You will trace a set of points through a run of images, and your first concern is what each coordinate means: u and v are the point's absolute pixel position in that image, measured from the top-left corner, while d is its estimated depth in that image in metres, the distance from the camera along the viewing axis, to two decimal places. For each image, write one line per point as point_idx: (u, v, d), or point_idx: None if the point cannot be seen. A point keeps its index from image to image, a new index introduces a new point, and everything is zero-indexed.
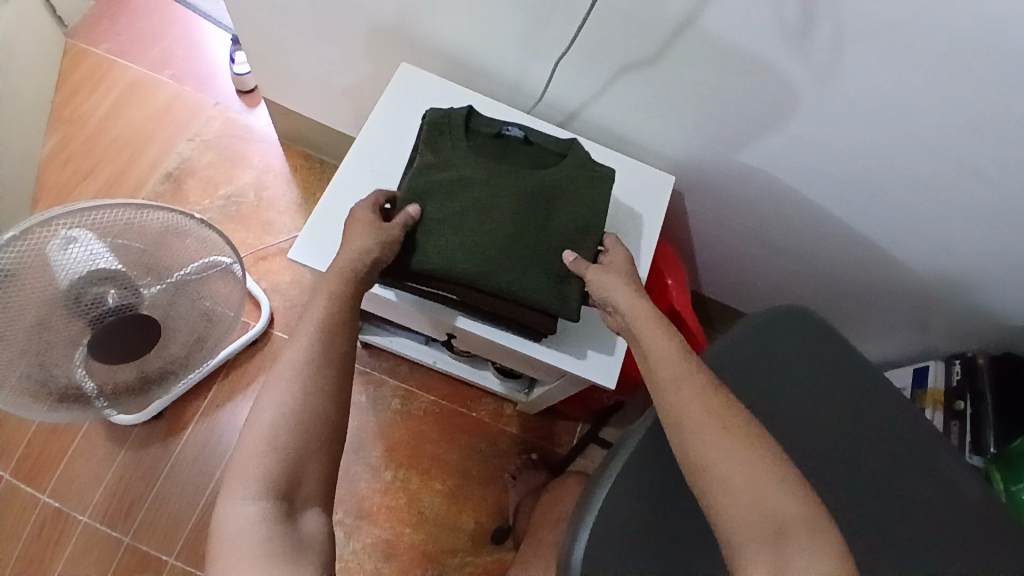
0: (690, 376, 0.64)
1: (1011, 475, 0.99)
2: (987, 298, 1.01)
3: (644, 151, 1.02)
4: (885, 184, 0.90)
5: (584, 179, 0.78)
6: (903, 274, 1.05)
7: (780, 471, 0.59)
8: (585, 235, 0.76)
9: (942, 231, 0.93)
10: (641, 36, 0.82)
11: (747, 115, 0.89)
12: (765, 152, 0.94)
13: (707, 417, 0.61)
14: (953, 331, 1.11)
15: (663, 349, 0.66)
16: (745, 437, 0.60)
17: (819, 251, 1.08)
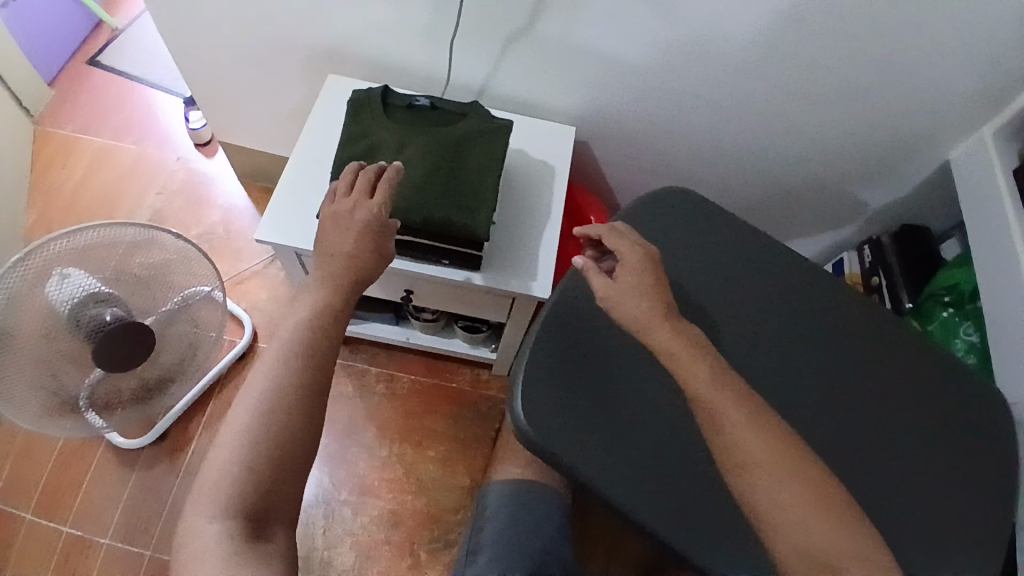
0: (739, 408, 0.65)
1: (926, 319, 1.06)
2: (870, 176, 1.16)
3: (548, 112, 1.18)
4: (752, 93, 1.06)
5: (482, 131, 0.91)
6: (793, 174, 1.20)
7: (827, 506, 0.62)
8: (487, 175, 0.89)
9: (812, 122, 1.08)
10: (515, 7, 0.99)
11: (621, 59, 1.05)
12: (645, 89, 1.09)
13: (762, 465, 0.62)
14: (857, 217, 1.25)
15: (713, 394, 0.66)
16: (795, 479, 0.62)
17: (722, 170, 1.23)
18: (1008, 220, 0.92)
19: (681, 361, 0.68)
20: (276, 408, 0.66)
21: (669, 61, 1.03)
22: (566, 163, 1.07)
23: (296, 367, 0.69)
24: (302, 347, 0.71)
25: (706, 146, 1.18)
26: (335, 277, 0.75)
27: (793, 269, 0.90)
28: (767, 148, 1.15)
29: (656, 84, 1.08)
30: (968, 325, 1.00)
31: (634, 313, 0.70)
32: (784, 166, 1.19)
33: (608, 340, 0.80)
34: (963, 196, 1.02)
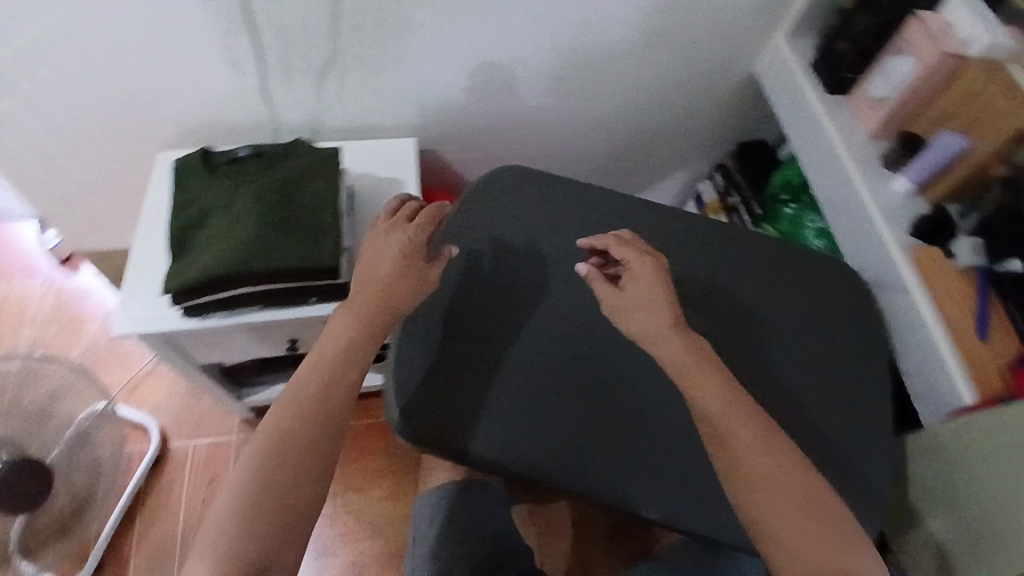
0: (749, 430, 0.67)
1: (777, 220, 1.14)
2: (699, 104, 1.22)
3: (391, 132, 1.16)
4: (571, 65, 1.09)
5: (308, 163, 0.92)
6: (635, 125, 1.25)
7: (828, 519, 0.63)
8: (324, 205, 0.89)
9: (631, 72, 1.13)
10: (313, 40, 0.95)
11: (436, 62, 1.03)
12: (471, 85, 1.09)
13: (768, 478, 0.65)
14: (705, 145, 1.32)
15: (724, 410, 0.68)
16: (798, 495, 0.64)
17: (570, 140, 1.26)
18: (817, 111, 0.99)
19: (696, 373, 0.70)
20: (278, 459, 0.63)
21: (484, 52, 1.04)
22: (413, 172, 1.07)
23: (304, 416, 0.65)
24: (313, 396, 0.67)
25: (547, 125, 1.22)
26: (368, 314, 0.72)
27: (638, 208, 0.93)
28: (603, 108, 1.20)
29: (479, 81, 1.09)
30: (811, 214, 1.09)
31: (646, 323, 0.73)
32: (623, 121, 1.23)
33: (475, 327, 0.81)
34: (777, 101, 1.10)
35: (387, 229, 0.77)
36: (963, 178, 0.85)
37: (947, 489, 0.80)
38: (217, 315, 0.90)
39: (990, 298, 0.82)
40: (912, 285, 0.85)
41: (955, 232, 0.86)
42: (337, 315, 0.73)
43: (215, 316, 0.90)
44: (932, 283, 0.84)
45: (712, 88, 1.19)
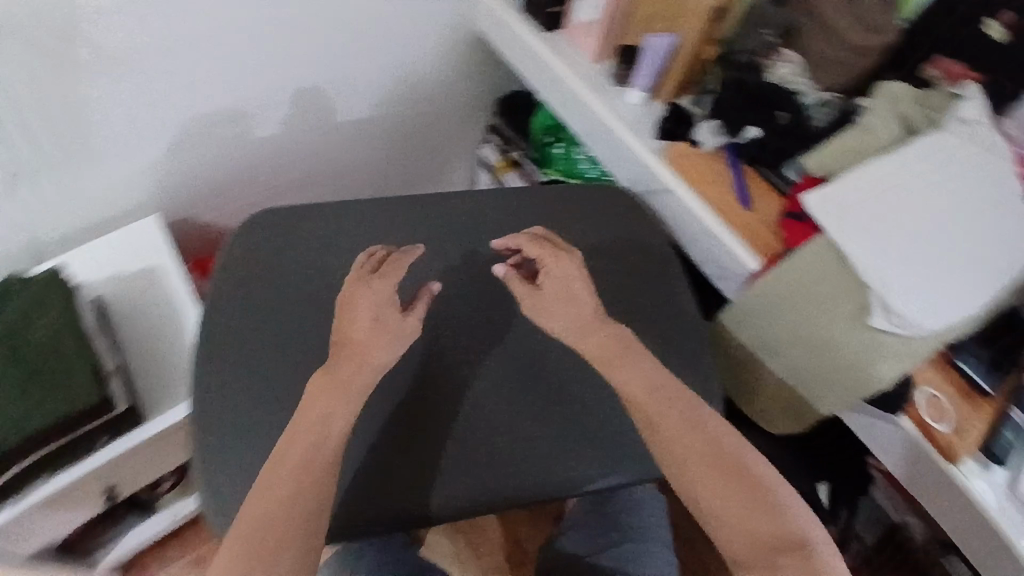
0: (678, 416, 0.67)
1: (552, 164, 1.17)
2: (440, 72, 1.17)
3: (125, 218, 1.02)
4: (295, 86, 1.01)
5: (21, 308, 0.85)
6: (391, 116, 1.18)
7: (759, 484, 0.63)
8: (61, 339, 0.84)
9: (358, 66, 1.05)
10: None
11: (135, 130, 0.91)
12: (193, 140, 0.98)
13: (695, 457, 0.65)
14: (469, 111, 1.30)
15: (649, 399, 0.68)
16: (730, 470, 0.63)
17: (336, 155, 1.18)
18: (539, 53, 1.00)
19: (614, 372, 0.71)
20: (263, 518, 0.61)
21: (189, 103, 0.93)
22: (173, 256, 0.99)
23: (292, 472, 0.63)
24: (302, 455, 0.64)
25: (302, 154, 1.14)
26: (345, 384, 0.68)
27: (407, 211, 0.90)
28: (352, 113, 1.12)
29: (201, 133, 0.98)
30: (577, 149, 1.14)
31: (564, 320, 0.72)
32: (377, 119, 1.17)
33: (396, 381, 0.80)
34: (506, 53, 1.07)
35: (361, 278, 0.73)
36: (683, 69, 0.90)
37: (763, 344, 0.82)
38: (20, 495, 0.82)
39: (742, 167, 0.86)
40: (673, 181, 0.88)
41: (692, 121, 0.90)
42: (321, 382, 0.69)
43: (16, 503, 0.82)
44: (689, 172, 0.87)
45: (446, 54, 1.15)
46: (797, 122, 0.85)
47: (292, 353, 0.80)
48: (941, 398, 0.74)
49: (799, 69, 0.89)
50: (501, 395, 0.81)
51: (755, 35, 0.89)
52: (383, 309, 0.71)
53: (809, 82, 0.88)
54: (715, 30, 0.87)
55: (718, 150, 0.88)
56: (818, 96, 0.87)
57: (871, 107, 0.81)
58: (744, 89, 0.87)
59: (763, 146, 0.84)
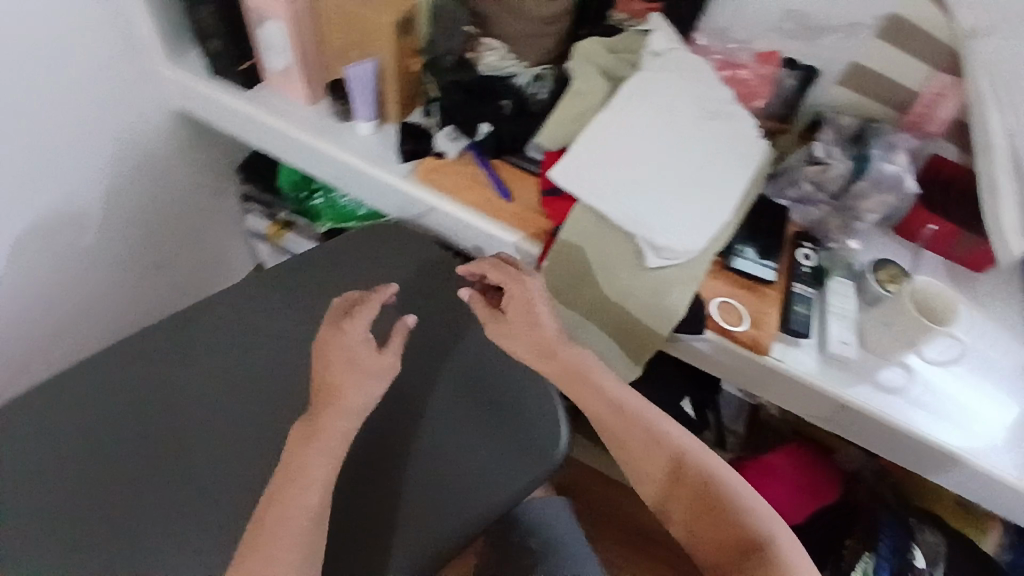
0: (646, 438, 0.70)
1: (318, 215, 1.12)
2: (163, 161, 1.09)
3: None
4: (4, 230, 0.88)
5: None
6: (127, 225, 1.08)
7: (719, 493, 0.66)
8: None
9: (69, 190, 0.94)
10: None
11: None
12: None
13: (660, 476, 0.68)
14: (212, 189, 1.22)
15: (611, 421, 0.71)
16: (696, 486, 0.66)
17: (84, 289, 1.06)
18: (251, 114, 0.93)
19: (580, 391, 0.73)
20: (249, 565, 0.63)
21: None
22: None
23: (277, 521, 0.64)
24: (291, 503, 0.66)
25: (44, 299, 0.99)
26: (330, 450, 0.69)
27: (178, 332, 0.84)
28: (84, 237, 1.01)
29: None
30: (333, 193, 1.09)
31: (524, 346, 0.74)
32: (115, 234, 1.07)
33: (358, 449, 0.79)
34: (211, 120, 1.01)
35: (336, 324, 0.74)
36: (396, 89, 0.87)
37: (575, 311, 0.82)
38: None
39: (492, 163, 0.88)
40: (432, 199, 0.87)
41: (430, 134, 0.90)
42: (307, 427, 0.70)
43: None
44: (446, 185, 0.87)
45: (158, 143, 1.06)
46: (520, 106, 0.88)
47: (102, 533, 0.72)
48: (732, 302, 0.78)
49: (504, 51, 0.89)
50: (373, 463, 0.78)
51: (450, 37, 0.88)
52: (356, 351, 0.72)
53: (517, 61, 0.90)
54: (412, 43, 0.85)
55: (463, 155, 0.88)
56: (531, 72, 0.89)
57: (574, 69, 0.84)
58: (462, 89, 0.87)
59: (501, 138, 0.87)
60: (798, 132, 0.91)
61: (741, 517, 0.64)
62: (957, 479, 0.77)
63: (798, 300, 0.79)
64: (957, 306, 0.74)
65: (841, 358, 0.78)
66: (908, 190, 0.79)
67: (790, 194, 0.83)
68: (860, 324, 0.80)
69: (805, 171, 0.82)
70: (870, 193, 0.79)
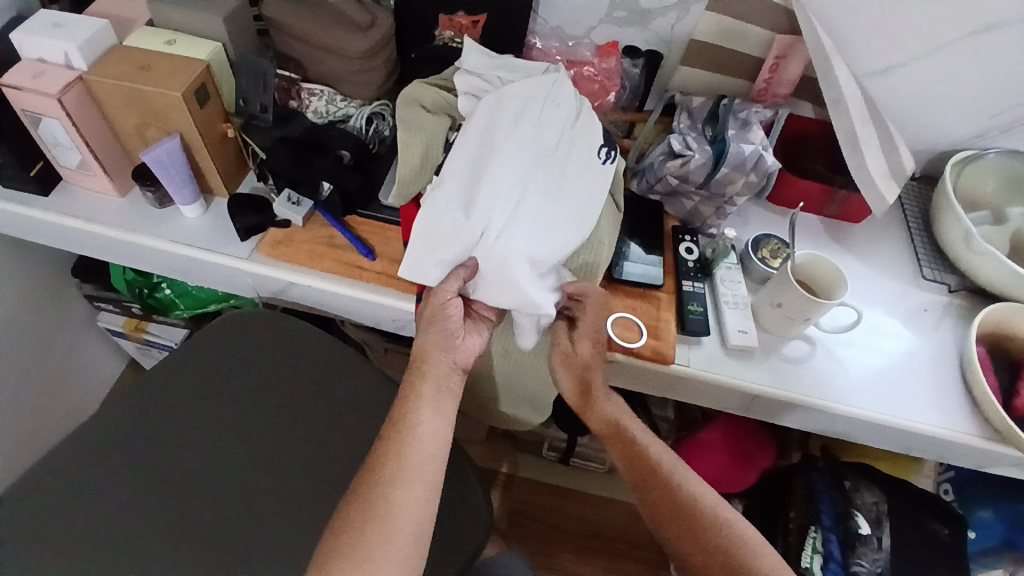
0: (652, 471, 0.68)
1: (172, 304, 0.99)
2: None
3: None
4: None
5: None
6: None
7: (727, 533, 0.65)
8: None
9: None
10: None
11: None
12: None
13: (668, 513, 0.67)
14: (54, 302, 1.06)
15: (619, 451, 0.70)
16: (705, 528, 0.66)
17: None
18: (56, 223, 0.79)
19: (593, 414, 0.71)
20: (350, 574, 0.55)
21: None
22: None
23: (388, 496, 0.58)
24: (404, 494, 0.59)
25: None
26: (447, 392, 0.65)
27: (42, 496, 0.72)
28: None
29: None
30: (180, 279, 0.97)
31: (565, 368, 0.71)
32: None
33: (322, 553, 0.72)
34: (18, 235, 0.85)
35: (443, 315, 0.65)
36: (214, 161, 0.77)
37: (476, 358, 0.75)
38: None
39: (345, 221, 0.79)
40: (287, 272, 0.76)
41: (267, 201, 0.79)
42: (400, 408, 0.64)
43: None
44: (295, 255, 0.76)
45: None
46: (360, 150, 0.79)
47: None
48: (627, 315, 0.74)
49: (330, 93, 0.81)
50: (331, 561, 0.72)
51: (262, 88, 0.77)
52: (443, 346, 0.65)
53: (348, 100, 0.82)
54: (218, 107, 0.75)
55: (311, 216, 0.79)
56: (364, 110, 0.81)
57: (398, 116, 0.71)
58: (291, 144, 0.77)
59: (346, 191, 0.77)
60: (657, 119, 0.88)
61: (752, 558, 0.64)
62: (880, 438, 0.77)
63: (691, 300, 0.76)
64: (840, 273, 0.74)
65: (746, 348, 0.75)
66: (769, 167, 0.76)
67: (658, 189, 0.81)
68: (754, 307, 0.78)
69: (667, 166, 0.78)
70: (735, 176, 0.77)
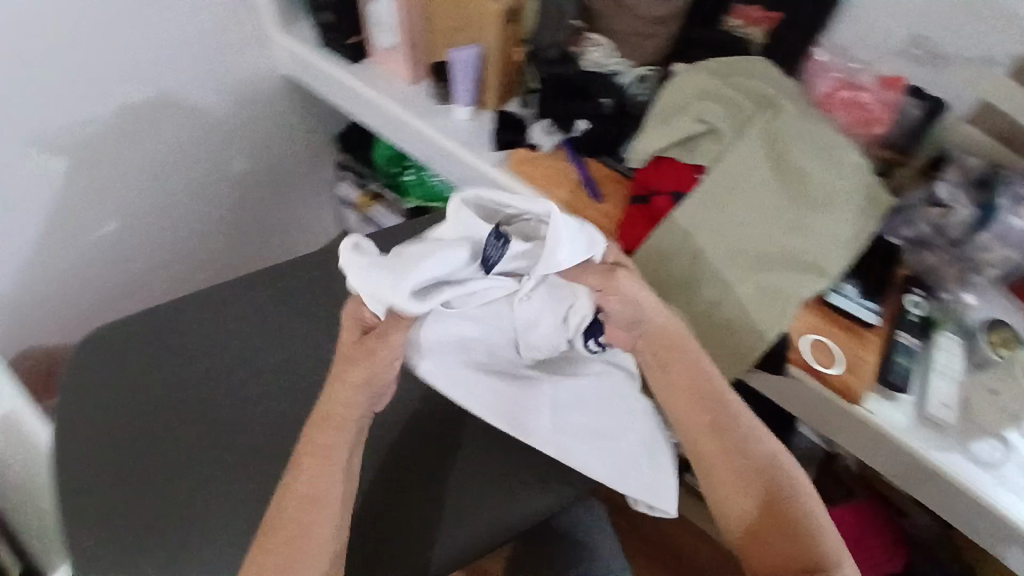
0: (727, 438, 0.61)
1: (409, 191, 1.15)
2: (272, 121, 1.13)
3: None
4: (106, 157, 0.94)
5: None
6: (232, 176, 1.13)
7: (808, 519, 0.58)
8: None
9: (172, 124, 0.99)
10: None
11: None
12: (18, 249, 0.90)
13: (738, 479, 0.60)
14: (316, 157, 1.26)
15: (690, 413, 0.62)
16: (783, 505, 0.58)
17: (183, 228, 1.10)
18: (355, 89, 0.94)
19: (664, 374, 0.63)
20: (289, 542, 0.57)
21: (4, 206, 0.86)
22: (4, 379, 0.87)
23: (340, 412, 0.60)
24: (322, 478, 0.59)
25: (145, 231, 1.04)
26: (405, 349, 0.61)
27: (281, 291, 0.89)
28: (189, 176, 1.06)
29: (26, 234, 0.90)
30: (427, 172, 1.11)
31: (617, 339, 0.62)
32: (219, 184, 1.11)
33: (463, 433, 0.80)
34: (316, 91, 1.04)
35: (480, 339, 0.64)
36: (496, 77, 0.86)
37: None
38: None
39: (585, 161, 0.84)
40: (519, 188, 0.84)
41: (525, 125, 0.88)
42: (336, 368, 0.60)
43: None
44: (535, 176, 0.84)
45: (270, 104, 1.10)
46: (621, 104, 0.84)
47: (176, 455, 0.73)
48: (826, 342, 0.74)
49: (609, 49, 0.87)
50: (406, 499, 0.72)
51: (558, 25, 0.87)
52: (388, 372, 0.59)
53: (621, 61, 0.87)
54: (517, 32, 0.85)
55: (558, 149, 0.86)
56: (634, 72, 0.86)
57: (671, 95, 0.81)
58: (563, 82, 0.85)
59: (597, 136, 0.83)
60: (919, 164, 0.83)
61: (838, 548, 0.57)
62: None
63: (901, 352, 0.74)
64: None
65: (940, 421, 0.72)
66: None
67: (905, 236, 0.77)
68: (962, 391, 0.73)
69: (926, 214, 0.75)
70: (997, 246, 0.74)
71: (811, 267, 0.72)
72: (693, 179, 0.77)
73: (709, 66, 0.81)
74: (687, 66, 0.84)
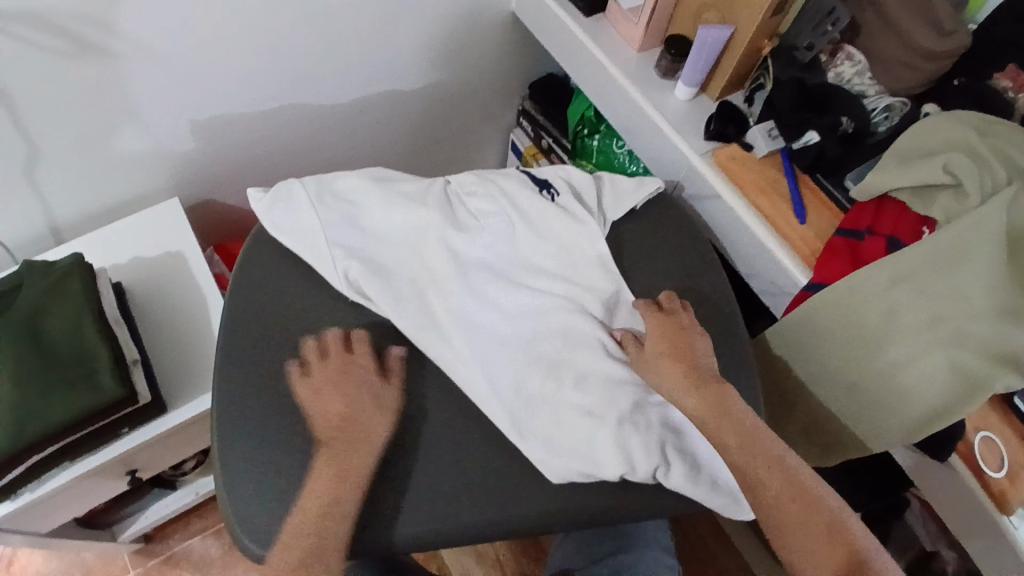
0: (753, 442, 0.65)
1: (586, 155, 1.12)
2: (483, 55, 1.12)
3: (153, 195, 0.99)
4: (334, 52, 0.95)
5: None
6: (426, 100, 1.14)
7: (841, 536, 0.60)
8: (81, 325, 0.77)
9: (400, 37, 0.99)
10: (12, 136, 0.78)
11: (173, 106, 0.88)
12: (232, 113, 0.94)
13: (769, 480, 0.63)
14: (506, 99, 1.25)
15: (714, 421, 0.66)
16: (820, 524, 0.61)
17: (369, 133, 1.13)
18: (581, 42, 0.93)
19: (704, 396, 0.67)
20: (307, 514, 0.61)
21: (235, 74, 0.89)
22: (187, 225, 0.95)
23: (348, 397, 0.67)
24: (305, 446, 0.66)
25: (337, 125, 1.07)
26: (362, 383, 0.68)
27: None
28: (393, 88, 1.07)
29: (243, 102, 0.94)
30: (615, 141, 1.08)
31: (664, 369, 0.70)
32: (413, 104, 1.13)
33: None
34: (540, 35, 1.02)
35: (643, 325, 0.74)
36: (735, 64, 0.83)
37: (817, 364, 0.76)
38: (30, 488, 0.78)
39: (796, 174, 0.81)
40: (718, 183, 0.81)
41: (744, 121, 0.84)
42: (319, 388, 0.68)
43: (18, 469, 0.74)
44: (737, 174, 0.81)
45: (488, 39, 1.09)
46: (861, 126, 0.78)
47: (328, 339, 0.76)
48: (1000, 443, 0.67)
49: (863, 67, 0.81)
50: None
51: (815, 30, 0.81)
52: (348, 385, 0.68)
53: (874, 84, 0.82)
54: (774, 24, 0.80)
55: (771, 156, 0.82)
56: (882, 99, 0.80)
57: (913, 131, 0.75)
58: (801, 88, 0.80)
59: (822, 153, 0.78)
60: None
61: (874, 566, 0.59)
62: None
63: None
64: None
65: None
66: None
67: None
68: None
69: None
70: None
71: (1012, 362, 0.64)
72: (915, 230, 0.72)
73: (966, 118, 0.72)
74: (944, 110, 0.78)
